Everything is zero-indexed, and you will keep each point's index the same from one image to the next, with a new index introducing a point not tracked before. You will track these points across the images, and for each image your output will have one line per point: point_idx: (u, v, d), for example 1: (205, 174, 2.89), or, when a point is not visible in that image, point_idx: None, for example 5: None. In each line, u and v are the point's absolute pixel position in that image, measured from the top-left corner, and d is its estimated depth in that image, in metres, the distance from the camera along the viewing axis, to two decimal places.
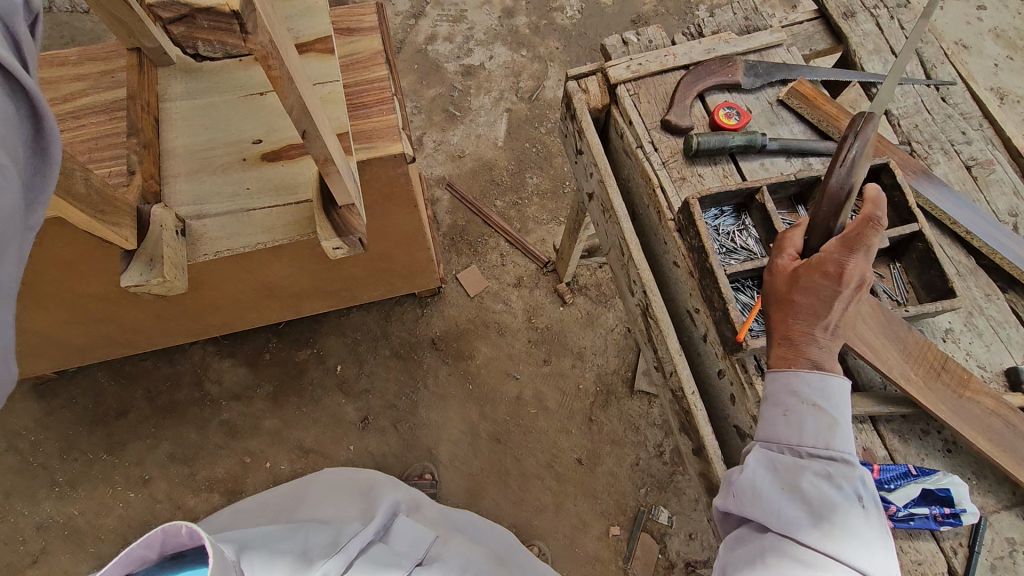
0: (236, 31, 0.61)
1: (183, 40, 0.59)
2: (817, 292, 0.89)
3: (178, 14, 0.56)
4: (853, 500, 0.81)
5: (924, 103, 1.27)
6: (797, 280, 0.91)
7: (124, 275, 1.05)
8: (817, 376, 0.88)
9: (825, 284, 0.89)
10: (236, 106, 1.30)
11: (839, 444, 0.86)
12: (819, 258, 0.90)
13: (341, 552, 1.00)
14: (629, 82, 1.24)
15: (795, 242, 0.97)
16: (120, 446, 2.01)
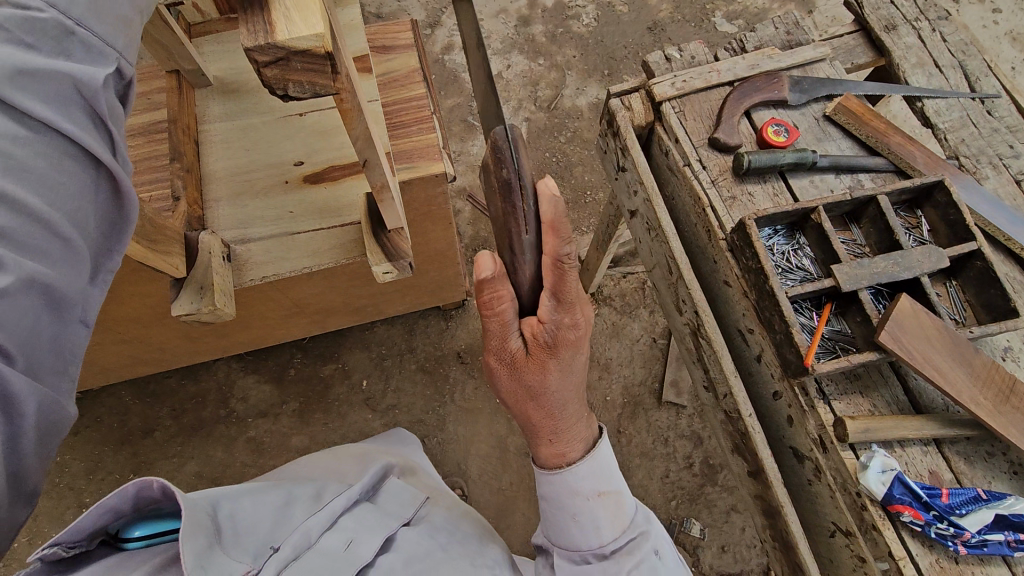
0: (328, 73, 0.69)
1: (274, 81, 0.67)
2: (568, 364, 0.85)
3: (273, 58, 0.64)
4: (657, 564, 0.95)
5: (970, 116, 1.26)
6: (535, 363, 0.84)
7: (175, 304, 1.05)
8: (591, 464, 0.96)
9: (572, 356, 0.84)
10: (276, 127, 1.31)
11: (625, 522, 0.98)
12: (552, 335, 0.81)
13: (325, 510, 0.96)
14: (674, 98, 1.23)
15: (511, 318, 0.82)
16: (147, 465, 2.00)
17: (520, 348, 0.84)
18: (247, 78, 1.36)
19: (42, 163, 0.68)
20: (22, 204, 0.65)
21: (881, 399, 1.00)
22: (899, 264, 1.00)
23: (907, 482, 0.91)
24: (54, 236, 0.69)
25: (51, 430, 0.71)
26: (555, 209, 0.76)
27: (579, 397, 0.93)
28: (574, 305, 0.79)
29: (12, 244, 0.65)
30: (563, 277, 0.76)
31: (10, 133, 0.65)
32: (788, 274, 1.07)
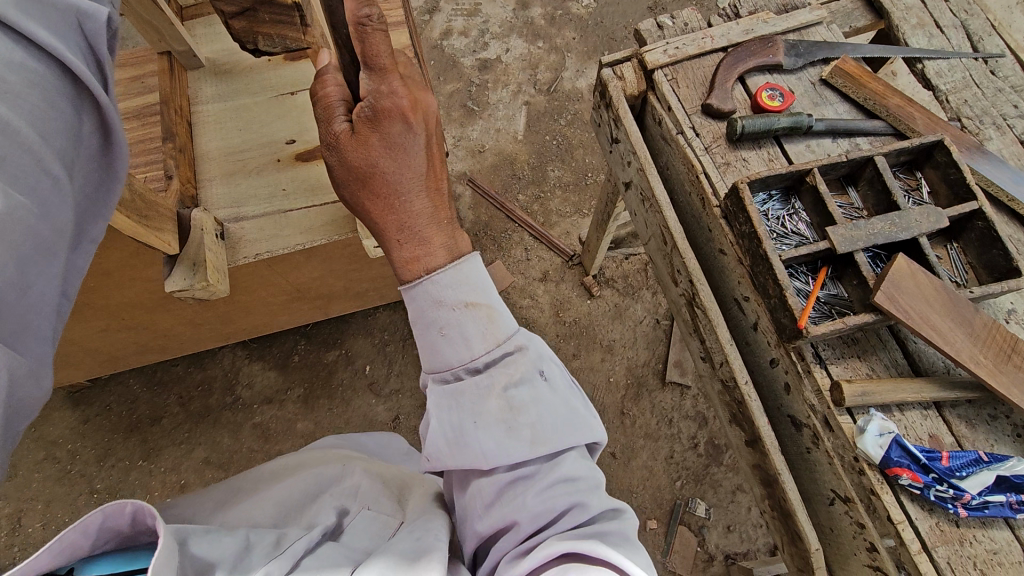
0: (295, 25, 0.78)
1: (245, 33, 0.79)
2: (397, 142, 0.84)
3: (239, 9, 0.76)
4: (540, 384, 0.82)
5: (972, 77, 1.22)
6: (359, 140, 0.83)
7: (169, 280, 1.06)
8: (454, 272, 0.83)
9: (399, 130, 0.83)
10: (269, 108, 1.32)
11: (501, 335, 0.84)
12: (371, 106, 0.82)
13: (285, 552, 0.82)
14: (666, 66, 1.21)
15: (336, 101, 0.85)
16: (156, 452, 2.03)
17: (345, 128, 0.84)
18: (239, 59, 1.38)
19: (36, 95, 0.62)
20: (18, 133, 0.60)
21: (880, 362, 0.98)
22: (897, 225, 0.97)
23: (905, 445, 0.89)
24: (44, 174, 0.64)
25: (18, 390, 0.66)
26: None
27: (427, 199, 0.88)
28: (384, 69, 0.82)
29: (3, 175, 0.59)
30: (368, 40, 0.78)
31: (7, 56, 0.60)
32: (783, 239, 1.05)
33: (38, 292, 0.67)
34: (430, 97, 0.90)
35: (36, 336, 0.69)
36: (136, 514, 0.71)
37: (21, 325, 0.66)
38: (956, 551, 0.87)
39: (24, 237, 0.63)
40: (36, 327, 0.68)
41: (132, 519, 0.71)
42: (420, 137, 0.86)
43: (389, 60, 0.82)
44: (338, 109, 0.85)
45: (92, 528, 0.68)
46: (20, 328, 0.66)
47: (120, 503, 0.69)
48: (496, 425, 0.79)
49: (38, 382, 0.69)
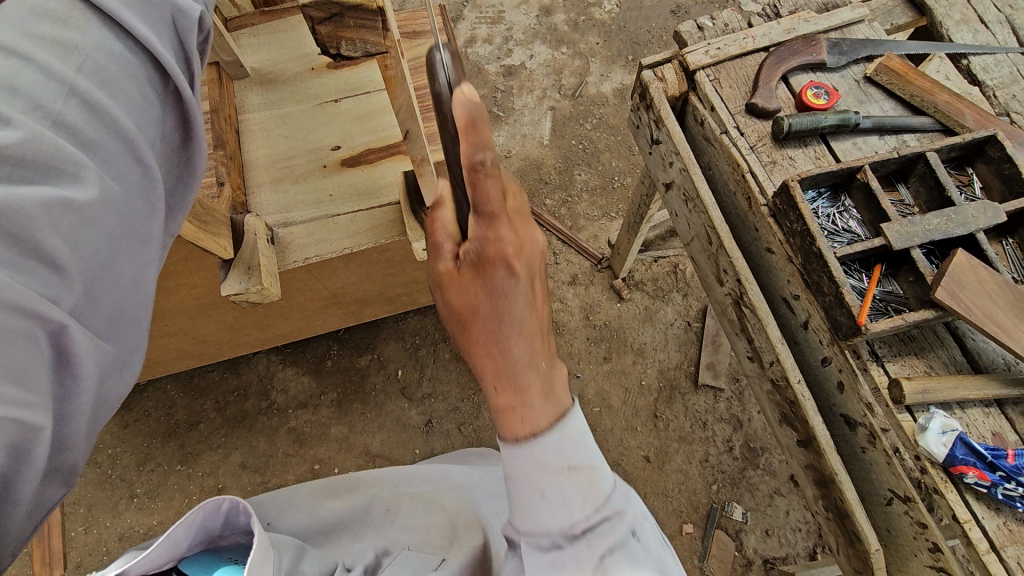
0: (376, 29, 0.90)
1: (329, 37, 0.89)
2: (531, 375, 0.72)
3: (328, 15, 0.86)
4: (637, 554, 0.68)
5: (1021, 71, 1.21)
6: (462, 284, 0.72)
7: (225, 284, 1.08)
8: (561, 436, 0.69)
9: (503, 281, 0.70)
10: (314, 116, 1.35)
11: (599, 499, 0.70)
12: (477, 251, 0.70)
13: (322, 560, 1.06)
14: (709, 67, 1.22)
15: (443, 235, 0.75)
16: (194, 456, 2.06)
17: (451, 267, 0.73)
18: (283, 68, 1.41)
19: (131, 84, 0.66)
20: (113, 118, 0.63)
21: (937, 359, 0.98)
22: (953, 221, 0.97)
23: (970, 443, 0.88)
24: (134, 159, 0.66)
25: (106, 375, 0.66)
26: (466, 111, 0.65)
27: (527, 331, 0.71)
28: (496, 215, 0.69)
29: (96, 157, 0.62)
30: (500, 282, 0.70)
31: (108, 46, 0.64)
32: (835, 237, 1.04)
33: (127, 278, 0.67)
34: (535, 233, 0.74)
35: (128, 324, 0.69)
36: (229, 510, 0.89)
37: (111, 312, 0.66)
38: None
39: (110, 219, 0.63)
40: (125, 312, 0.68)
41: (225, 516, 0.89)
42: (523, 286, 0.71)
43: (499, 204, 0.68)
44: None
45: (198, 523, 0.84)
46: (116, 318, 0.67)
47: (216, 500, 0.87)
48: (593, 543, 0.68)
49: (124, 370, 0.70)
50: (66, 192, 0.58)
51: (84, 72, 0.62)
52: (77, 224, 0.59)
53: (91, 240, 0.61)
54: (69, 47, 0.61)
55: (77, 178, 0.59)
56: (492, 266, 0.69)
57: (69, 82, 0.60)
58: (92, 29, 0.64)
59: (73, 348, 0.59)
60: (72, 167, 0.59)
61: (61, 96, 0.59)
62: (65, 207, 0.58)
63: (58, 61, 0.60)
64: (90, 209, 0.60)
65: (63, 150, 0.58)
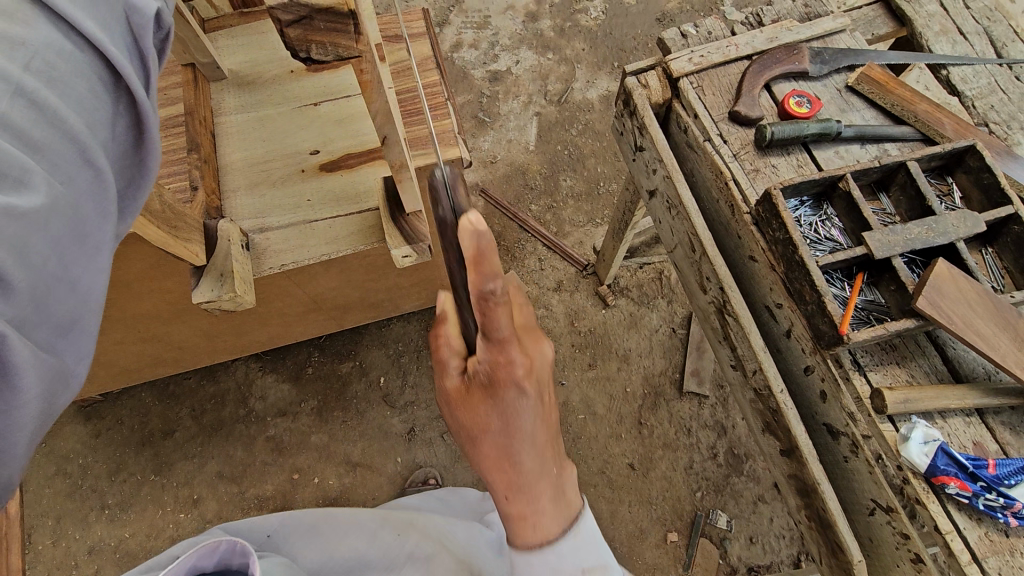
0: (349, 32, 0.83)
1: (298, 40, 0.82)
2: (513, 413, 0.74)
3: (298, 17, 0.79)
4: None
5: (999, 82, 1.23)
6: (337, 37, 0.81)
7: (196, 292, 1.05)
8: (573, 539, 0.80)
9: (514, 401, 0.73)
10: (292, 119, 1.33)
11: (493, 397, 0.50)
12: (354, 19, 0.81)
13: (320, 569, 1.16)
14: (692, 74, 1.21)
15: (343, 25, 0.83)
16: (169, 466, 2.00)
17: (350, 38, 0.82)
18: (261, 69, 1.38)
19: (82, 85, 0.65)
20: (61, 118, 0.62)
21: (919, 369, 0.97)
22: (934, 230, 0.97)
23: (951, 453, 0.88)
24: (84, 163, 0.65)
25: (53, 388, 0.65)
26: (476, 242, 0.67)
27: (540, 452, 0.78)
28: (505, 339, 0.71)
29: (43, 160, 0.61)
30: (490, 313, 0.68)
31: (58, 43, 0.63)
32: (817, 245, 1.04)
33: (80, 285, 0.67)
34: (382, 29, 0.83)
35: (78, 331, 0.68)
36: (226, 552, 0.88)
37: (63, 322, 0.65)
38: (1007, 562, 0.85)
39: (61, 224, 0.63)
40: (79, 321, 0.68)
41: (220, 559, 0.88)
42: (534, 402, 0.74)
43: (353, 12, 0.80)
44: (451, 363, 0.78)
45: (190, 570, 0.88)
46: (69, 325, 0.66)
47: (214, 541, 0.86)
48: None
49: (70, 379, 0.69)
50: (13, 198, 0.57)
51: (31, 70, 0.60)
52: (22, 230, 0.58)
53: (38, 248, 0.61)
54: (16, 42, 0.59)
55: (20, 183, 0.58)
56: (359, 25, 0.79)
57: (14, 81, 0.58)
58: (38, 24, 0.62)
59: (14, 360, 0.58)
60: (17, 172, 0.58)
61: (6, 96, 0.57)
62: (12, 215, 0.57)
63: (3, 59, 0.58)
64: (36, 216, 0.59)
65: (5, 155, 0.56)
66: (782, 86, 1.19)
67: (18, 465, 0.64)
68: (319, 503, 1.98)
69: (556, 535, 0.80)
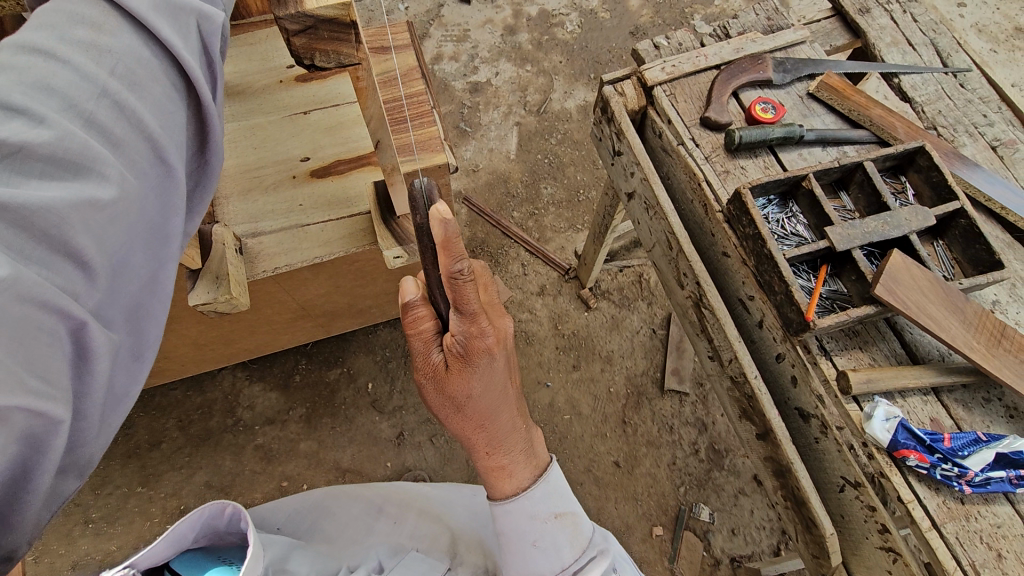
0: (350, 41, 0.92)
1: (304, 49, 0.90)
2: (483, 372, 0.87)
3: (303, 27, 0.87)
4: None
5: (945, 89, 1.33)
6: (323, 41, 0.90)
7: (193, 294, 1.08)
8: (544, 487, 1.02)
9: (484, 363, 0.86)
10: (283, 128, 1.37)
11: (584, 542, 1.05)
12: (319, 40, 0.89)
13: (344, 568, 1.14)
14: (665, 83, 1.29)
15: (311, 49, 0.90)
16: (154, 477, 1.99)
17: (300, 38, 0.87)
18: (251, 80, 1.42)
19: (159, 89, 0.69)
20: (140, 118, 0.66)
21: (880, 352, 1.05)
22: (889, 224, 1.05)
23: (909, 427, 0.95)
24: (157, 161, 0.69)
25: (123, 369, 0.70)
26: (445, 230, 0.77)
27: (510, 413, 0.97)
28: (476, 313, 0.83)
29: (122, 156, 0.65)
30: (459, 290, 0.80)
31: (138, 51, 0.67)
32: (784, 240, 1.12)
33: (146, 273, 0.70)
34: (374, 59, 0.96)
35: (144, 317, 0.72)
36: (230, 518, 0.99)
37: (130, 305, 0.69)
38: (963, 526, 0.92)
39: (132, 217, 0.66)
40: (143, 308, 0.72)
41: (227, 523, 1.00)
42: (501, 362, 0.88)
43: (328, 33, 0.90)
44: (430, 345, 0.88)
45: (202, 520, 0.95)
46: (137, 310, 0.71)
47: (221, 504, 0.97)
48: (551, 549, 1.01)
49: (137, 360, 0.73)
50: (95, 191, 0.60)
51: (115, 75, 0.65)
52: (103, 220, 0.62)
53: (117, 238, 0.64)
54: (103, 50, 0.64)
55: (102, 177, 0.62)
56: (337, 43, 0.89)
57: (101, 84, 0.63)
58: (123, 35, 0.66)
59: (92, 346, 0.63)
60: (99, 167, 0.62)
61: (93, 96, 0.62)
62: (94, 206, 0.60)
63: (91, 64, 0.63)
64: (115, 208, 0.63)
65: (90, 149, 0.61)
66: (749, 93, 1.27)
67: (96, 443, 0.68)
68: None
69: (528, 485, 1.02)
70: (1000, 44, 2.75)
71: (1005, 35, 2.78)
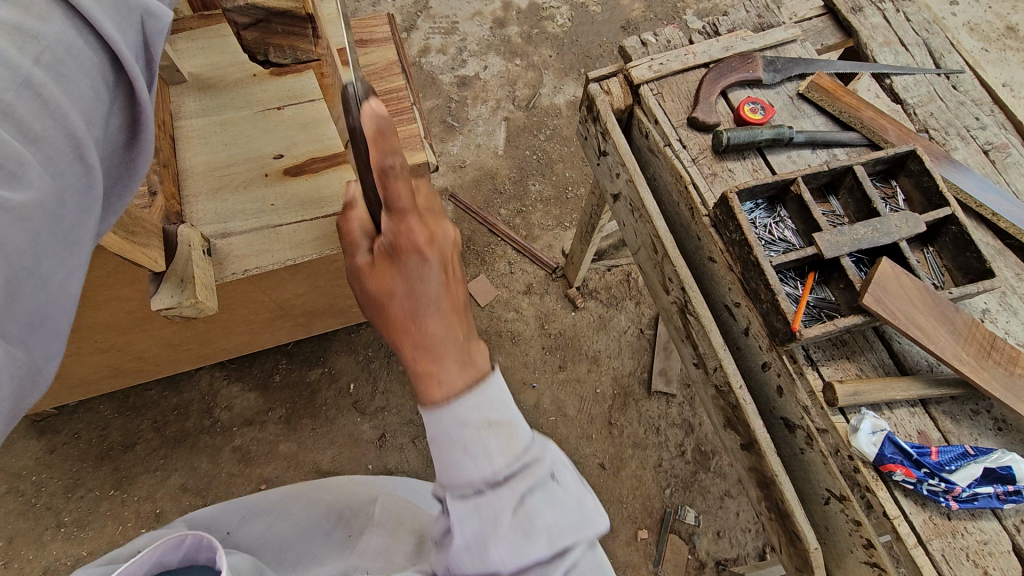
0: (306, 36, 0.87)
1: (256, 44, 0.86)
2: (413, 275, 0.72)
3: (254, 21, 0.83)
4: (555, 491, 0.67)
5: (937, 91, 1.30)
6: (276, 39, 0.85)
7: (155, 298, 1.03)
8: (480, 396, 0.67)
9: (417, 266, 0.73)
10: (256, 123, 1.31)
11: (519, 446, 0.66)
12: (285, 37, 0.85)
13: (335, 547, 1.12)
14: (652, 81, 1.25)
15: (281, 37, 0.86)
16: (129, 480, 1.94)
17: (250, 34, 0.84)
18: (223, 73, 1.37)
19: (87, 83, 0.64)
20: (63, 113, 0.61)
21: (867, 362, 1.02)
22: (878, 230, 1.02)
23: (896, 441, 0.93)
24: (79, 160, 0.64)
25: (21, 387, 0.65)
26: (377, 122, 0.78)
27: (442, 314, 0.72)
28: (406, 211, 0.75)
29: (38, 155, 0.60)
30: (392, 185, 0.76)
31: (70, 39, 0.62)
32: (772, 245, 1.09)
33: (54, 288, 0.66)
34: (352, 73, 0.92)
35: (53, 331, 0.68)
36: (191, 547, 0.80)
37: (34, 318, 0.64)
38: (949, 543, 0.90)
39: (44, 221, 0.61)
40: (51, 321, 0.67)
41: (184, 554, 0.80)
42: (439, 270, 0.74)
43: (322, 33, 0.89)
44: (360, 242, 0.78)
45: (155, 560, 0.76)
46: (42, 323, 0.66)
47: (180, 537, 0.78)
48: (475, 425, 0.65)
49: (39, 378, 0.68)
50: (4, 192, 0.56)
51: (41, 62, 0.60)
52: (7, 222, 0.57)
53: (21, 244, 0.60)
54: (28, 35, 0.59)
55: (14, 177, 0.57)
56: (288, 38, 0.84)
57: (24, 75, 0.58)
58: (56, 20, 0.61)
59: None
60: (11, 166, 0.57)
61: (13, 87, 0.57)
62: (0, 207, 0.56)
63: (13, 50, 0.58)
64: (25, 209, 0.58)
65: (2, 147, 0.56)
66: (738, 92, 1.24)
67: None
68: None
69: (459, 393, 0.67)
70: (992, 43, 2.73)
71: (997, 35, 2.76)
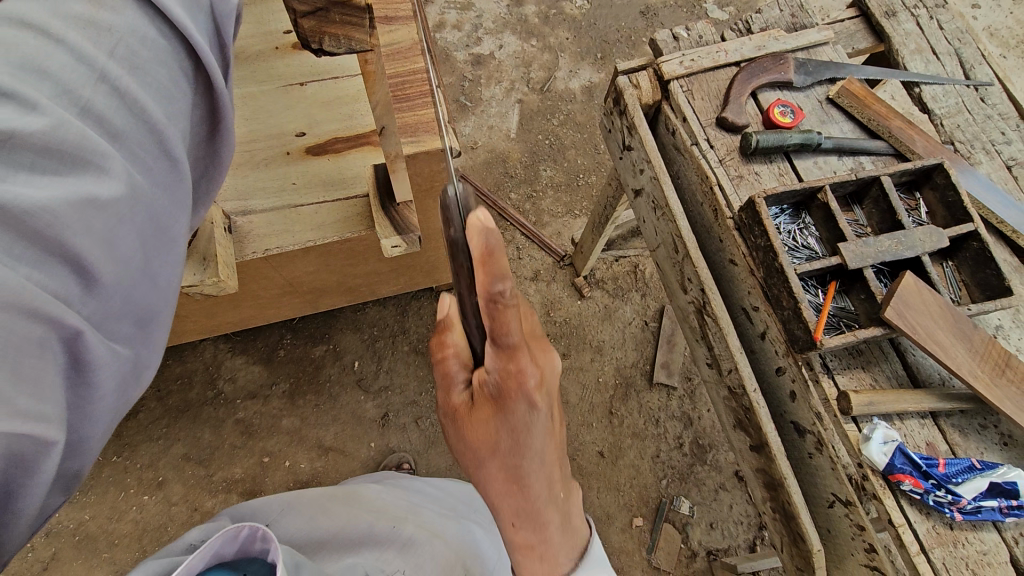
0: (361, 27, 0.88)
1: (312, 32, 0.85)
2: (520, 422, 0.74)
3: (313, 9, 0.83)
4: None
5: (965, 103, 1.30)
6: (474, 414, 0.77)
7: (178, 276, 1.01)
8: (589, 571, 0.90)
9: (523, 413, 0.74)
10: (278, 99, 1.29)
11: None
12: (497, 382, 0.74)
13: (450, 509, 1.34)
14: (683, 78, 1.24)
15: (456, 366, 0.81)
16: (131, 448, 1.94)
17: (464, 399, 0.79)
18: (245, 45, 1.34)
19: (166, 73, 0.64)
20: (144, 106, 0.61)
21: (882, 373, 1.04)
22: (903, 243, 1.02)
23: (907, 453, 0.95)
24: (164, 152, 0.64)
25: (129, 378, 0.66)
26: (484, 242, 0.72)
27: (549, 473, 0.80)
28: (516, 346, 0.72)
29: (124, 148, 0.60)
30: (498, 314, 0.71)
31: (142, 29, 0.62)
32: (794, 252, 1.09)
33: (158, 278, 0.66)
34: (552, 355, 0.79)
35: (157, 326, 0.69)
36: (247, 539, 0.80)
37: (143, 314, 0.66)
38: (951, 552, 0.93)
39: (142, 216, 0.62)
40: (158, 316, 0.68)
41: (240, 546, 0.80)
42: (543, 415, 0.75)
43: (518, 334, 0.72)
44: (457, 376, 0.81)
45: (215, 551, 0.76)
46: (151, 317, 0.67)
47: (236, 528, 0.78)
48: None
49: (144, 370, 0.69)
50: (97, 187, 0.56)
51: (117, 56, 0.60)
52: (106, 220, 0.57)
53: (124, 243, 0.60)
54: (103, 27, 0.59)
55: (103, 171, 0.57)
56: (512, 402, 0.73)
57: (102, 69, 0.58)
58: (128, 11, 0.61)
59: (87, 357, 0.58)
60: (101, 160, 0.57)
61: (92, 81, 0.57)
62: (94, 204, 0.56)
63: (89, 44, 0.58)
64: (119, 204, 0.58)
65: (89, 141, 0.56)
66: (769, 93, 1.23)
67: (89, 458, 0.65)
68: (289, 487, 1.97)
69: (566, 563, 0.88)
70: (1010, 50, 2.71)
71: (1015, 42, 2.73)
